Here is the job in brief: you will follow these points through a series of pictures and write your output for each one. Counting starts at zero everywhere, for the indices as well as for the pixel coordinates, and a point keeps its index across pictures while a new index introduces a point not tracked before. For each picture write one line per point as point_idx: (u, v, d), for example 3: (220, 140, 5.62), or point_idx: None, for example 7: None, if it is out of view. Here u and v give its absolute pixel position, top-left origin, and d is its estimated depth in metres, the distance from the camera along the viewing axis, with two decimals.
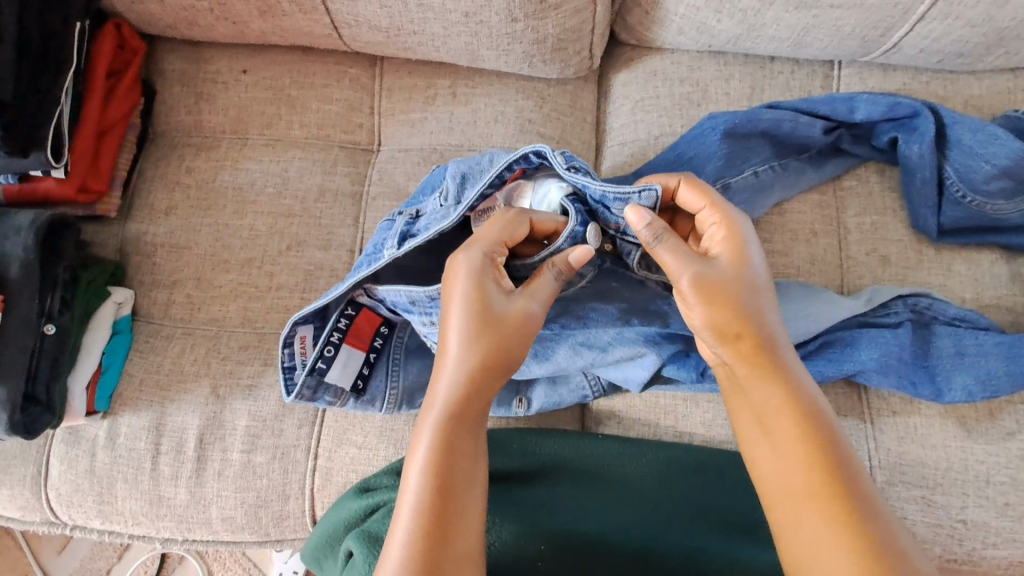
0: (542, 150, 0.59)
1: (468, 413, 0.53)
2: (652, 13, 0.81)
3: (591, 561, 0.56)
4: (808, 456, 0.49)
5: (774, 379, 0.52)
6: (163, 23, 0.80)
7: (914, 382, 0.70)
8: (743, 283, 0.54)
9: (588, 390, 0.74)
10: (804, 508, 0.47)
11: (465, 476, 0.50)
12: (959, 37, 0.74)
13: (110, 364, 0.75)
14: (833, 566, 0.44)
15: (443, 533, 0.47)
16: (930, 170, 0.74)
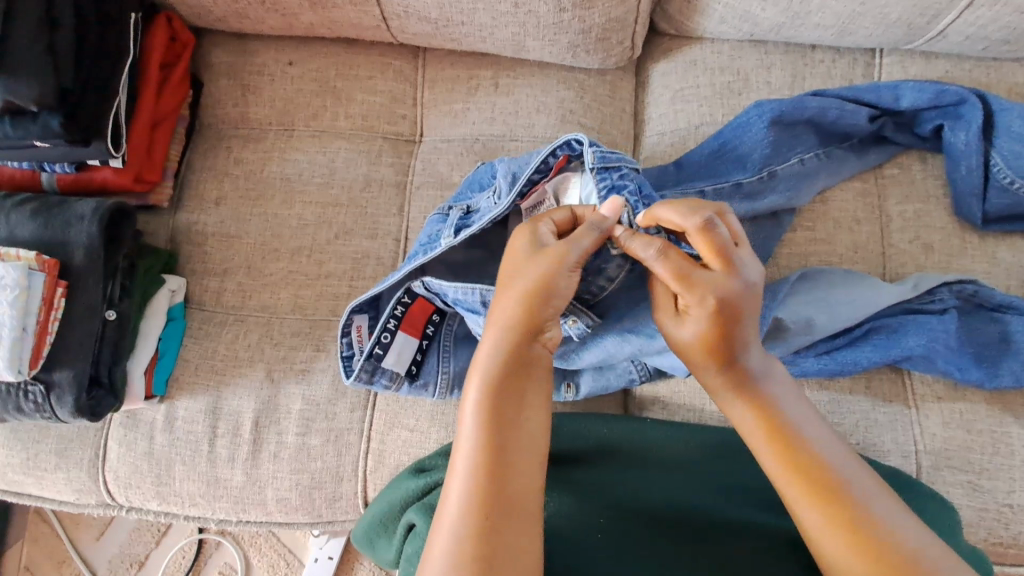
0: (579, 139, 0.62)
1: (511, 373, 0.53)
2: (694, 3, 0.81)
3: (651, 537, 0.59)
4: (803, 468, 0.51)
5: (755, 399, 0.55)
6: (214, 15, 0.82)
7: (961, 370, 0.71)
8: (715, 336, 0.54)
9: (635, 374, 0.75)
10: (805, 507, 0.50)
11: (514, 437, 0.51)
12: (1007, 24, 0.74)
13: (167, 350, 0.77)
14: (838, 557, 0.48)
15: (495, 489, 0.48)
16: (976, 157, 0.74)
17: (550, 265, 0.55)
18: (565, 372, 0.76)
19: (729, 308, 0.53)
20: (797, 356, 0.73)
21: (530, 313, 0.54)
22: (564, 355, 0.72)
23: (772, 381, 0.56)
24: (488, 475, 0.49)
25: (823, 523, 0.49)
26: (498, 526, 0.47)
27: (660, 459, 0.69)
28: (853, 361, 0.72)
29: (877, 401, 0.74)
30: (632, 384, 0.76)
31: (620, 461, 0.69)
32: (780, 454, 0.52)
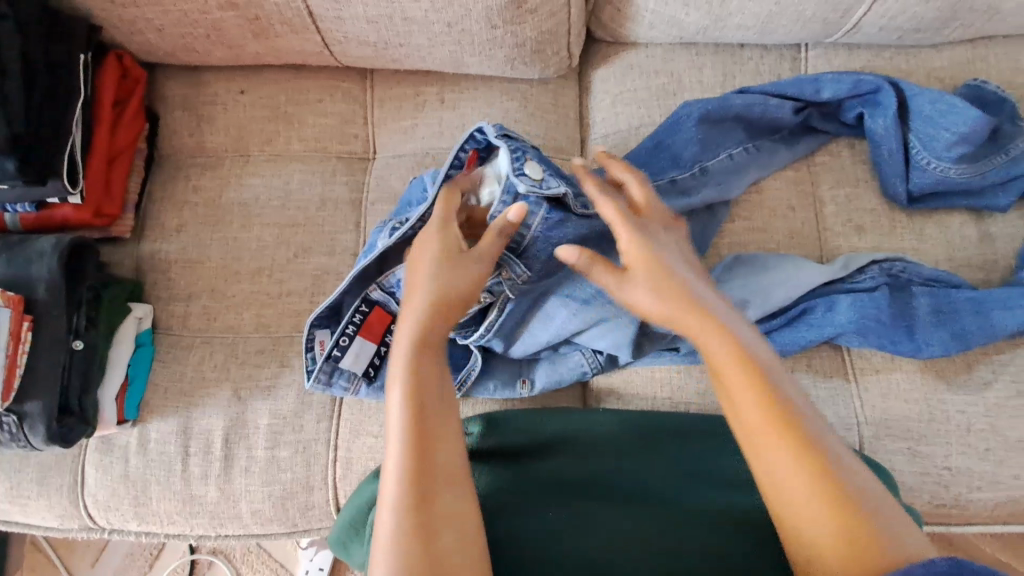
0: (483, 127, 0.67)
1: (434, 371, 0.54)
2: (623, 11, 0.85)
3: (612, 546, 0.59)
4: (774, 407, 0.49)
5: (726, 334, 0.53)
6: (163, 51, 0.84)
7: (895, 342, 0.74)
8: (675, 274, 0.57)
9: (586, 367, 0.78)
10: (776, 446, 0.48)
11: (447, 416, 0.53)
12: (914, 14, 0.79)
13: (136, 377, 0.79)
14: (813, 503, 0.45)
15: (438, 467, 0.50)
16: (895, 141, 0.78)
17: (437, 285, 0.58)
18: (521, 367, 0.80)
19: (660, 248, 0.58)
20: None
21: (440, 306, 0.57)
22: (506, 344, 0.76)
23: (738, 325, 0.55)
24: (428, 454, 0.50)
25: (794, 469, 0.47)
26: (436, 507, 0.48)
27: (617, 449, 0.71)
28: (789, 340, 0.75)
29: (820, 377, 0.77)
30: (586, 376, 0.79)
31: (575, 452, 0.71)
32: (752, 406, 0.49)
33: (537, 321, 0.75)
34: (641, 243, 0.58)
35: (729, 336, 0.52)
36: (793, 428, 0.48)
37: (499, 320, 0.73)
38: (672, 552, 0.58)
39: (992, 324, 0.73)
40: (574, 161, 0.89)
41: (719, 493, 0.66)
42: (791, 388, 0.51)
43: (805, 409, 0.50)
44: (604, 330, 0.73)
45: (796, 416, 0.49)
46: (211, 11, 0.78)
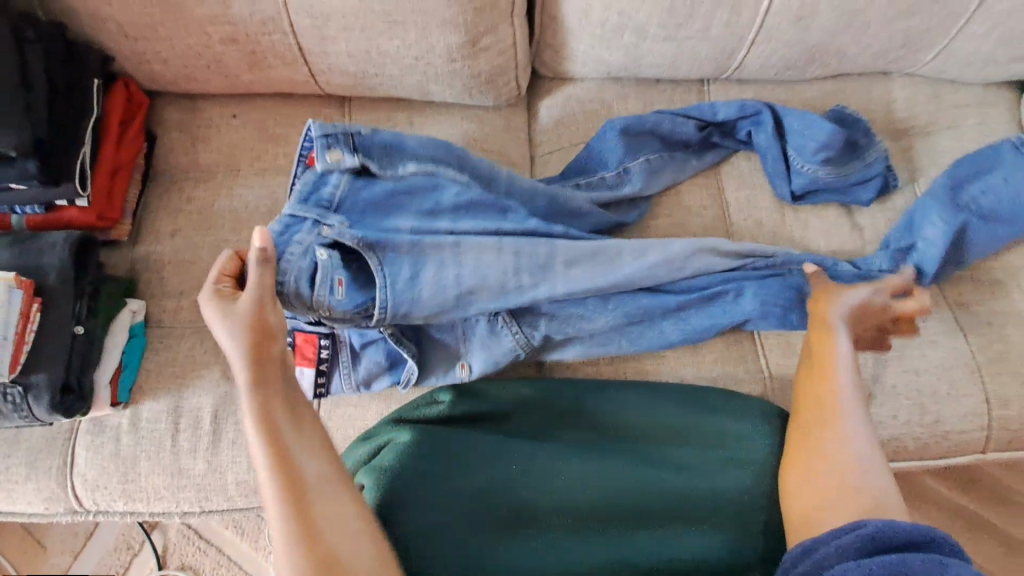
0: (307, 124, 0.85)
1: (270, 391, 0.60)
2: (560, 52, 1.04)
3: (582, 504, 0.69)
4: (824, 432, 0.70)
5: (829, 376, 0.74)
6: (166, 79, 0.98)
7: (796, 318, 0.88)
8: (825, 345, 0.78)
9: (519, 348, 0.86)
10: (814, 454, 0.68)
11: (287, 435, 0.58)
12: (784, 56, 1.01)
13: (129, 362, 0.87)
14: (828, 492, 0.65)
15: (306, 476, 0.56)
16: (775, 150, 0.98)
17: (241, 320, 0.63)
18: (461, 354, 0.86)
19: (827, 323, 0.81)
20: (659, 319, 0.89)
21: (256, 343, 0.62)
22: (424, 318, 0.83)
23: (849, 379, 0.73)
24: (290, 475, 0.56)
25: (823, 471, 0.67)
26: (312, 513, 0.55)
27: (581, 414, 0.82)
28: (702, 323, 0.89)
29: (733, 341, 0.92)
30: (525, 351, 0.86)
31: (542, 420, 0.81)
32: (810, 426, 0.71)
33: (444, 277, 0.81)
34: (828, 317, 0.82)
35: (828, 379, 0.74)
36: (837, 450, 0.67)
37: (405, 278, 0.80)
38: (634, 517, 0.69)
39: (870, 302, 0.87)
40: (525, 172, 1.05)
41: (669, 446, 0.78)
42: (857, 426, 0.69)
43: (861, 446, 0.67)
44: (519, 276, 0.83)
45: (840, 442, 0.68)
46: (213, 45, 0.92)
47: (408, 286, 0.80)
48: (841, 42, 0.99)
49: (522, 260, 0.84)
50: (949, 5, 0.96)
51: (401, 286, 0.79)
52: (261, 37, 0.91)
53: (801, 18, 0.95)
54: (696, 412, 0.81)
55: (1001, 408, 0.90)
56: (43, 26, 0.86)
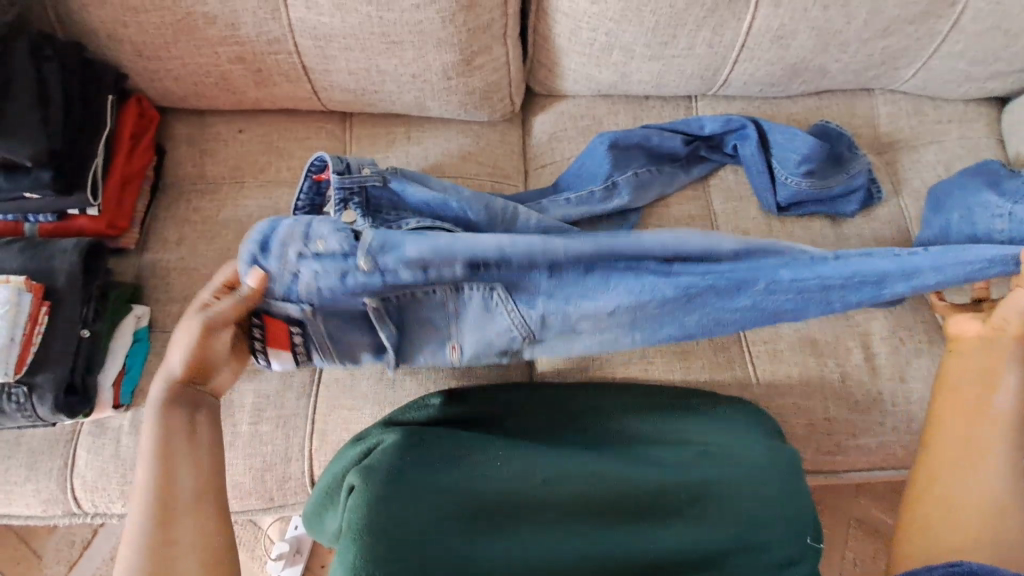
0: (309, 163, 0.91)
1: (183, 406, 0.67)
2: (552, 70, 1.08)
3: (563, 489, 0.70)
4: (975, 443, 0.77)
5: (994, 392, 0.79)
6: (176, 95, 1.03)
7: (837, 301, 0.81)
8: (999, 357, 0.80)
9: (516, 332, 0.82)
10: (957, 460, 0.76)
11: (174, 442, 0.65)
12: (767, 74, 1.05)
13: (132, 366, 0.90)
14: (962, 518, 0.72)
15: (176, 497, 0.62)
16: (760, 163, 1.02)
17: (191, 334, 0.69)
18: (449, 336, 0.83)
19: (998, 338, 0.81)
20: (671, 312, 0.81)
21: (191, 365, 0.69)
22: (419, 313, 0.81)
23: (1000, 401, 0.78)
24: (158, 490, 0.62)
25: (959, 488, 0.74)
26: (175, 523, 0.61)
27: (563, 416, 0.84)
28: (715, 314, 0.82)
29: (720, 347, 0.94)
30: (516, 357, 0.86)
31: (532, 420, 0.84)
32: (946, 433, 0.79)
33: (443, 290, 0.79)
34: (1003, 332, 0.81)
35: (995, 397, 0.78)
36: (970, 458, 0.76)
37: (405, 287, 0.77)
38: (615, 506, 0.70)
39: (938, 270, 0.78)
40: (519, 185, 1.09)
41: (644, 443, 0.81)
42: (998, 450, 0.75)
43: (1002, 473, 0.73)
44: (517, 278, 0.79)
45: (986, 458, 0.75)
46: (222, 64, 0.97)
47: (408, 301, 0.79)
48: (822, 60, 1.03)
49: (525, 263, 0.77)
50: (924, 25, 1.00)
51: (400, 305, 0.79)
52: (267, 57, 0.96)
53: (782, 37, 0.99)
54: (667, 413, 0.85)
55: None
56: (63, 45, 0.91)
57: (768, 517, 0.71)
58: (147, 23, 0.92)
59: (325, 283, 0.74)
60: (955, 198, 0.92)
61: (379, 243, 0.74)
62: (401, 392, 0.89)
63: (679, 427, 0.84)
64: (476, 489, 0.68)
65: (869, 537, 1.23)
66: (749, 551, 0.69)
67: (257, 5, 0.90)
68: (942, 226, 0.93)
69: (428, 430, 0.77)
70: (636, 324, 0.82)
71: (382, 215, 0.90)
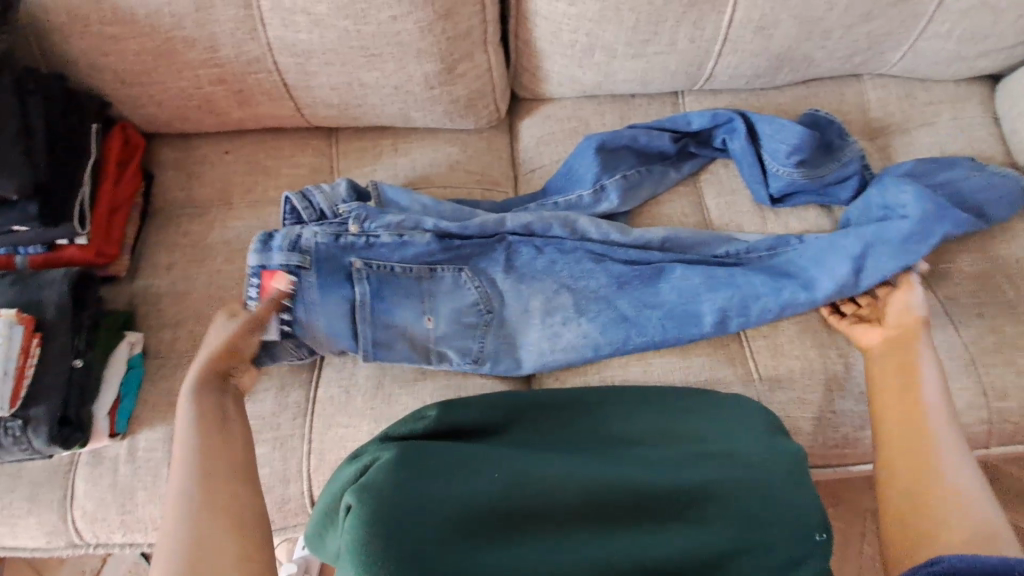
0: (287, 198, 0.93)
1: (213, 394, 0.66)
2: (536, 74, 1.08)
3: (559, 496, 0.69)
4: (916, 425, 0.73)
5: (915, 383, 0.77)
6: (161, 121, 1.03)
7: (746, 286, 0.91)
8: (911, 338, 0.84)
9: (483, 307, 0.91)
10: (898, 452, 0.71)
11: (213, 427, 0.63)
12: (753, 65, 1.04)
13: (127, 394, 0.89)
14: (908, 486, 0.68)
15: (217, 473, 0.58)
16: (750, 156, 1.00)
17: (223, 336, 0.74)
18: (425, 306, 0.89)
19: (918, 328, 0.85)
20: (612, 292, 0.92)
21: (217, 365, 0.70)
22: (392, 285, 0.88)
23: (931, 380, 0.77)
24: (201, 464, 0.58)
25: (909, 484, 0.68)
26: (220, 494, 0.57)
27: (562, 420, 0.83)
28: (646, 296, 0.91)
29: (719, 344, 0.92)
30: (480, 365, 0.89)
31: (532, 429, 0.82)
32: (886, 421, 0.76)
33: (423, 301, 0.89)
34: (912, 320, 0.86)
35: (914, 389, 0.77)
36: (909, 449, 0.71)
37: (389, 255, 0.90)
38: (611, 515, 0.68)
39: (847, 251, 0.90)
40: (509, 191, 1.08)
41: (644, 446, 0.79)
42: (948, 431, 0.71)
43: (956, 457, 0.68)
44: (484, 294, 0.91)
45: (930, 458, 0.69)
46: (203, 87, 0.97)
47: (390, 277, 0.89)
48: (806, 49, 1.02)
49: (483, 240, 0.94)
50: (908, 8, 0.99)
51: (382, 279, 0.88)
52: (248, 76, 0.96)
53: (764, 28, 0.98)
54: (669, 416, 0.83)
55: (1000, 399, 0.88)
56: (45, 77, 0.91)
57: (770, 506, 0.70)
58: (128, 51, 0.92)
59: (325, 240, 0.88)
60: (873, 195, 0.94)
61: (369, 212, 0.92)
62: (398, 406, 0.88)
63: (682, 429, 0.82)
64: (473, 497, 0.67)
65: None
66: (758, 556, 0.66)
67: (235, 26, 0.90)
68: (865, 202, 0.95)
69: (427, 445, 0.76)
70: (591, 307, 0.91)
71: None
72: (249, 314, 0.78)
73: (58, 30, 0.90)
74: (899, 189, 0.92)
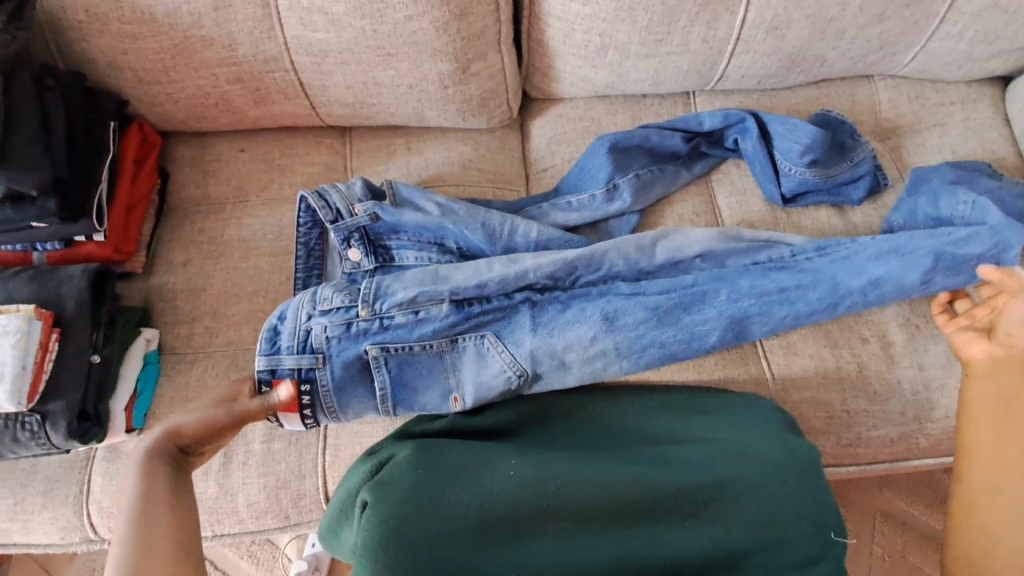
0: (302, 198, 0.93)
1: (159, 466, 0.70)
2: (548, 74, 1.09)
3: (575, 494, 0.69)
4: (1010, 449, 0.78)
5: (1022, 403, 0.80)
6: (178, 119, 1.04)
7: (799, 303, 0.87)
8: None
9: (511, 371, 0.84)
10: (998, 473, 0.77)
11: (156, 487, 0.67)
12: (765, 65, 1.04)
13: (143, 390, 0.90)
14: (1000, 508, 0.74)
15: (152, 526, 0.62)
16: (763, 156, 1.01)
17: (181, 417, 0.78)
18: (449, 385, 0.84)
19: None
20: (649, 330, 0.86)
21: (167, 441, 0.74)
22: (415, 365, 0.84)
23: None
24: (137, 520, 0.62)
25: (1001, 507, 0.74)
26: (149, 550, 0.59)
27: (577, 422, 0.84)
28: (685, 327, 0.86)
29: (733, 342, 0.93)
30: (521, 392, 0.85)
31: (541, 429, 0.83)
32: (981, 438, 0.81)
33: (444, 360, 0.85)
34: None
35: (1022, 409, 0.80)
36: (1007, 474, 0.77)
37: (405, 335, 0.84)
38: (623, 514, 0.69)
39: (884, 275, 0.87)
40: (521, 190, 1.08)
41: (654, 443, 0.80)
42: None
43: None
44: (509, 335, 0.86)
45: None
46: (220, 86, 0.98)
47: (408, 358, 0.84)
48: (818, 49, 1.02)
49: (502, 303, 0.87)
50: (920, 9, 0.99)
51: (402, 354, 0.84)
52: (265, 75, 0.97)
53: (777, 28, 0.99)
54: (677, 414, 0.84)
55: None
56: (64, 75, 0.92)
57: (776, 507, 0.70)
58: (146, 50, 0.93)
59: (336, 330, 0.83)
60: (921, 197, 0.94)
61: (380, 287, 0.86)
62: None
63: (691, 426, 0.82)
64: (489, 493, 0.68)
65: (895, 531, 1.21)
66: (771, 551, 0.68)
67: (253, 26, 0.91)
68: (908, 211, 0.95)
69: (439, 441, 0.76)
70: (627, 348, 0.85)
71: (383, 247, 0.95)
72: (221, 396, 0.81)
73: (77, 28, 0.91)
74: (954, 201, 0.91)
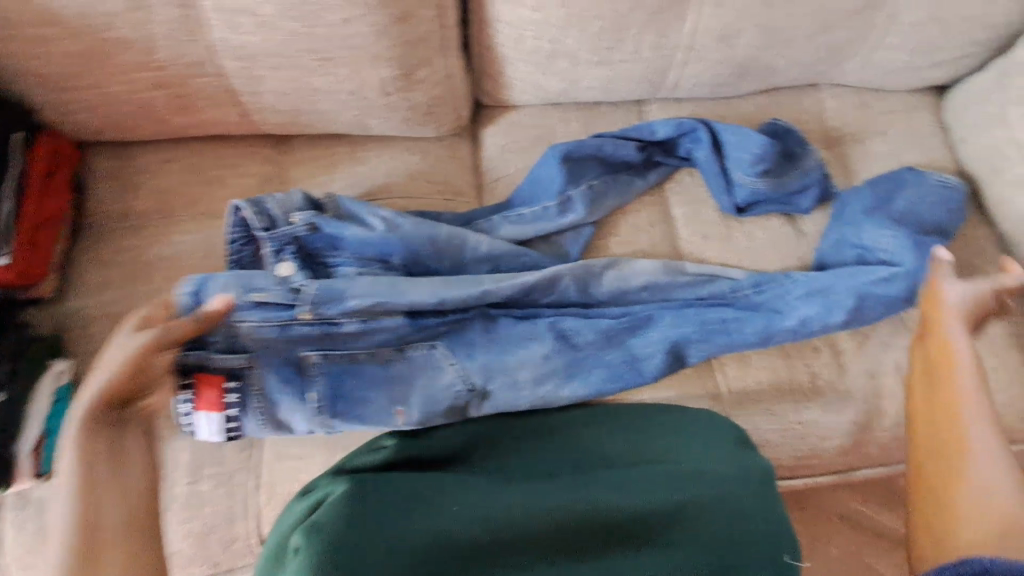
0: (235, 207, 0.85)
1: (105, 436, 0.65)
2: (498, 80, 1.05)
3: (523, 525, 0.66)
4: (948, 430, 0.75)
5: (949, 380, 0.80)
6: (93, 128, 0.95)
7: (737, 333, 0.88)
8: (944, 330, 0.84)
9: (460, 385, 0.81)
10: (943, 461, 0.73)
11: (99, 472, 0.63)
12: (715, 74, 1.04)
13: (54, 431, 0.80)
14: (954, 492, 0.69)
15: (105, 530, 0.60)
16: (715, 166, 1.00)
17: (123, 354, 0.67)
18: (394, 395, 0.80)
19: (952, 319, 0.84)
20: (599, 349, 0.86)
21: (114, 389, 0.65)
22: (359, 372, 0.80)
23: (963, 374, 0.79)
24: (90, 519, 0.60)
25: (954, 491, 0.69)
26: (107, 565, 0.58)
27: (528, 448, 0.80)
28: (636, 347, 0.87)
29: None
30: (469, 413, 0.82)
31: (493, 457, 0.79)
32: (924, 430, 0.78)
33: (392, 374, 0.81)
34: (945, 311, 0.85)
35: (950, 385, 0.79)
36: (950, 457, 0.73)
37: (351, 346, 0.81)
38: (575, 543, 0.66)
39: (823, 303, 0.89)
40: (473, 202, 1.04)
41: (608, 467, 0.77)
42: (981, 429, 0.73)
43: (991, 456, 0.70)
44: (460, 353, 0.83)
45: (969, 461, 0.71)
46: (139, 92, 0.90)
47: (351, 371, 0.80)
48: (767, 58, 1.02)
49: (455, 318, 0.85)
50: (865, 19, 1.00)
51: (346, 364, 0.80)
52: (188, 80, 0.89)
53: (727, 36, 0.98)
54: (631, 435, 0.82)
55: None
56: None
57: (731, 531, 0.69)
58: (50, 52, 0.84)
59: (272, 332, 0.79)
60: (854, 209, 0.96)
61: (331, 289, 0.81)
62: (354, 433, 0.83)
63: (646, 447, 0.80)
64: (432, 530, 0.64)
65: (850, 530, 1.23)
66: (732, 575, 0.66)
67: (173, 28, 0.84)
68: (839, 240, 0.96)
69: (382, 475, 0.71)
70: (579, 368, 0.85)
71: (323, 263, 0.89)
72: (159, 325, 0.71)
73: None
74: (880, 233, 0.93)
